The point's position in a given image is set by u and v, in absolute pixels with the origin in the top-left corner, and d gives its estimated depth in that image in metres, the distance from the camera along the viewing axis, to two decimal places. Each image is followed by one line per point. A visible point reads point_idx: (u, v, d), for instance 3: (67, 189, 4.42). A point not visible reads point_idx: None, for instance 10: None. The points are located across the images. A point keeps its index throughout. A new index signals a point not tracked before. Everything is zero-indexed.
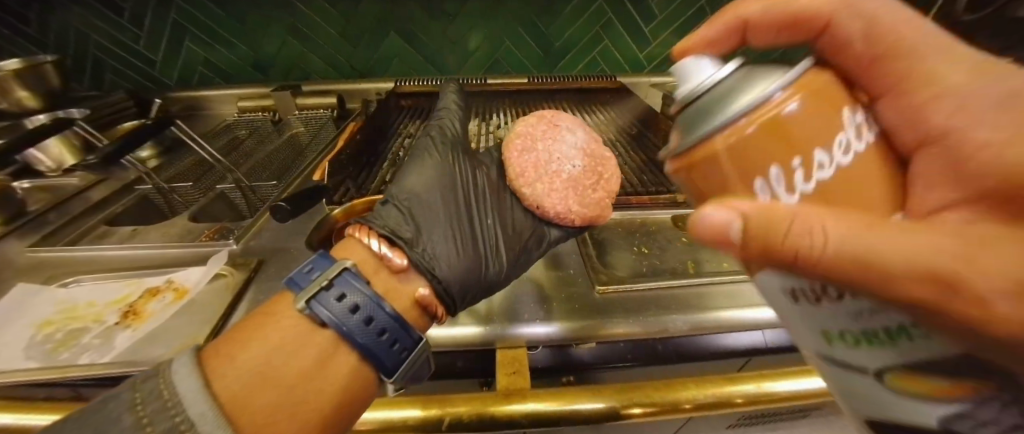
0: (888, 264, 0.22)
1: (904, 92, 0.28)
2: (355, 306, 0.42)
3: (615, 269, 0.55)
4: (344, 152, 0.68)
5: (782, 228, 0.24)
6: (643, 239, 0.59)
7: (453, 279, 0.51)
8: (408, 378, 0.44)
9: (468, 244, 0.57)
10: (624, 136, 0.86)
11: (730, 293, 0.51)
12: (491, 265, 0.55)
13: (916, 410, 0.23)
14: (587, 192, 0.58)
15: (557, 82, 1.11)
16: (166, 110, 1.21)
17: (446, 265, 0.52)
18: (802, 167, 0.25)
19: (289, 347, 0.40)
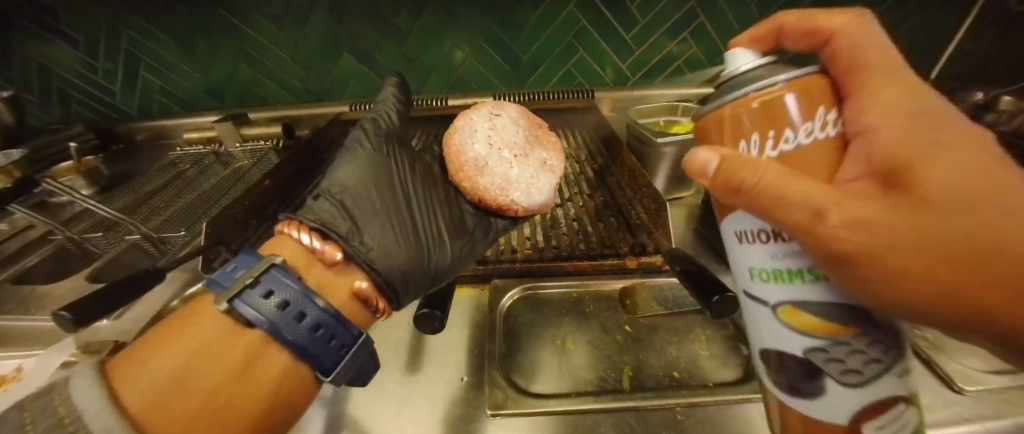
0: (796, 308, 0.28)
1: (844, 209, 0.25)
2: (284, 303, 0.36)
3: (524, 378, 0.45)
4: (241, 204, 0.58)
5: (748, 176, 0.27)
6: (574, 326, 0.50)
7: (396, 271, 0.45)
8: (348, 376, 0.39)
9: (411, 231, 0.50)
10: (589, 171, 0.71)
11: (665, 422, 0.40)
12: (433, 252, 0.50)
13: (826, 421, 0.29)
14: (533, 180, 0.54)
15: (525, 102, 0.98)
16: (129, 140, 1.13)
17: (385, 255, 0.45)
18: (780, 122, 0.27)
19: (208, 353, 0.34)
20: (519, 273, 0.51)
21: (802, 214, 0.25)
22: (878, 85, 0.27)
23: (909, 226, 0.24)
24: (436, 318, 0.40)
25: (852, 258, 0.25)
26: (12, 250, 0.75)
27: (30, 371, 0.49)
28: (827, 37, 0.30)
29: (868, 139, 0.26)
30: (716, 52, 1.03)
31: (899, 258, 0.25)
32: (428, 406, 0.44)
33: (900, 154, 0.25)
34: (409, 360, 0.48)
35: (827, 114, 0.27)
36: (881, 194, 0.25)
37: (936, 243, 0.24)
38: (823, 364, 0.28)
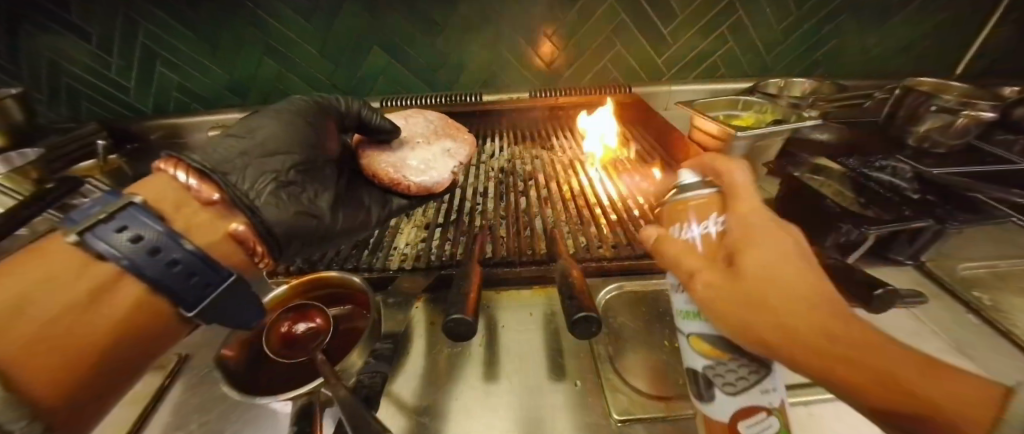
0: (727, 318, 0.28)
1: (748, 249, 0.28)
2: (139, 237, 0.29)
3: (638, 380, 0.39)
4: None
5: (671, 248, 0.32)
6: (676, 326, 0.44)
7: (284, 223, 0.41)
8: (220, 318, 0.34)
9: (314, 187, 0.47)
10: (648, 166, 0.70)
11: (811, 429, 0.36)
12: (325, 213, 0.46)
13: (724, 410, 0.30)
14: (428, 165, 0.61)
15: (564, 97, 0.96)
16: (144, 140, 1.08)
17: (275, 206, 0.41)
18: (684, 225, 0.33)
19: (53, 285, 0.27)
20: (609, 272, 0.48)
21: (682, 272, 0.30)
22: (748, 203, 0.30)
23: (748, 297, 0.27)
24: (597, 320, 0.28)
25: (722, 310, 0.28)
26: None
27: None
28: (722, 169, 0.32)
29: (735, 233, 0.30)
30: (752, 47, 1.02)
31: (741, 308, 0.27)
32: (536, 419, 0.36)
33: (749, 242, 0.29)
34: (496, 366, 0.42)
35: (714, 217, 0.31)
36: (734, 273, 0.28)
37: (794, 305, 0.26)
38: (713, 379, 0.30)
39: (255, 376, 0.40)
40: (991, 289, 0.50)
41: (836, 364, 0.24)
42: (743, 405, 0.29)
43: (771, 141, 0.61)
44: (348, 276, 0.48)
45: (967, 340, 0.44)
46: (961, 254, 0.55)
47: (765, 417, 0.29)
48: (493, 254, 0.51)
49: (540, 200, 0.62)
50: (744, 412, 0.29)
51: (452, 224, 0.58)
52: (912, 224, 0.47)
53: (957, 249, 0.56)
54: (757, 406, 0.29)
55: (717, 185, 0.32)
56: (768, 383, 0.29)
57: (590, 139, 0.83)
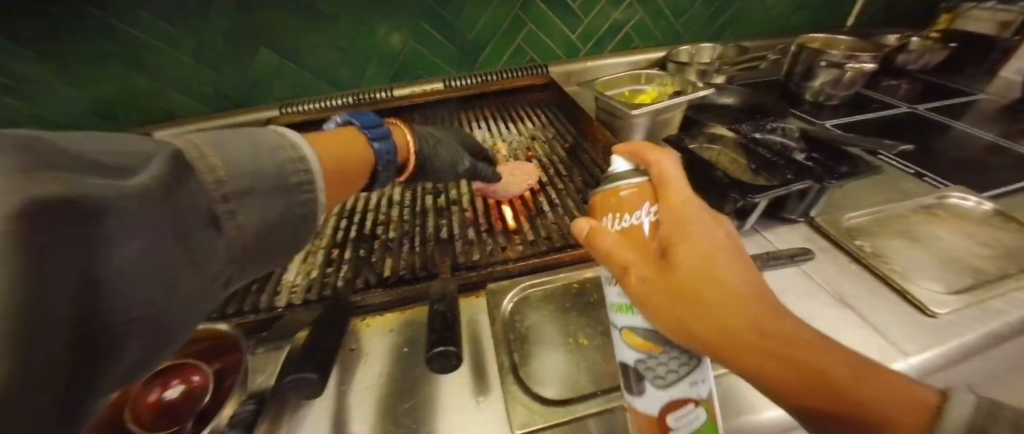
0: (657, 312, 0.28)
1: (686, 243, 0.30)
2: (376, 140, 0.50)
3: (542, 385, 0.37)
4: None
5: (600, 241, 0.32)
6: (584, 319, 0.43)
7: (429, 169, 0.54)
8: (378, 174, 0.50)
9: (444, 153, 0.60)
10: (561, 151, 0.68)
11: None
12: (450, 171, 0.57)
13: (655, 394, 0.30)
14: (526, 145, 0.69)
15: (479, 84, 0.91)
16: None
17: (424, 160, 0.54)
18: (626, 220, 0.32)
19: (351, 155, 0.44)
20: (514, 273, 0.46)
21: (617, 268, 0.30)
22: (679, 203, 0.32)
23: (685, 292, 0.28)
24: (456, 353, 0.26)
25: (654, 302, 0.28)
26: None
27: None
28: (653, 160, 0.34)
29: (671, 231, 0.31)
30: (661, 14, 1.03)
31: (678, 303, 0.28)
32: None
33: (685, 237, 0.30)
34: (394, 397, 0.37)
35: (646, 207, 0.32)
36: (672, 268, 0.29)
37: (725, 300, 0.27)
38: (644, 373, 0.30)
39: None
40: (869, 234, 0.54)
41: (765, 361, 0.26)
42: (675, 396, 0.29)
43: (669, 114, 0.61)
44: (225, 323, 0.43)
45: (849, 288, 0.47)
46: (843, 204, 0.59)
47: (692, 408, 0.30)
48: (393, 271, 0.47)
49: (449, 202, 0.59)
50: (674, 404, 0.29)
51: (352, 242, 0.53)
52: (793, 185, 0.48)
53: (841, 200, 0.60)
54: (687, 398, 0.29)
55: (653, 176, 0.33)
56: (698, 377, 0.30)
57: (506, 126, 0.80)
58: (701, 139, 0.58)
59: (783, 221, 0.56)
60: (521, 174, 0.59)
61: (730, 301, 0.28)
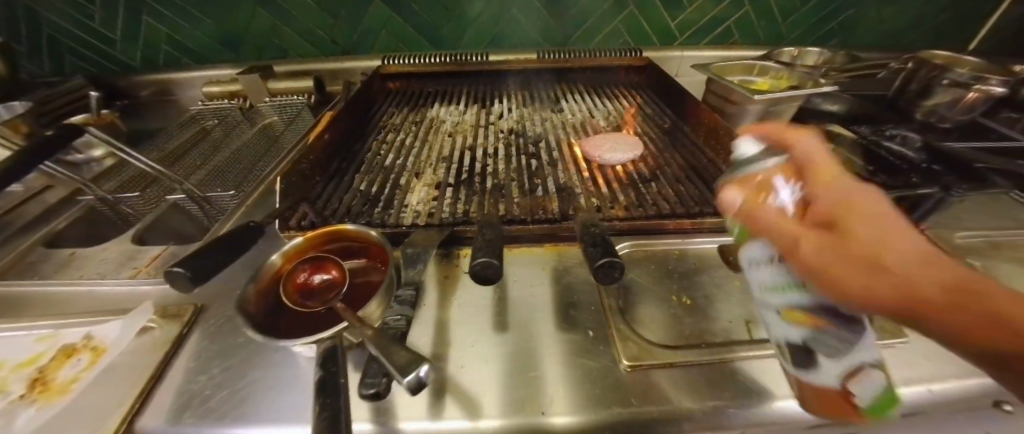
0: (843, 288, 0.22)
1: (861, 213, 0.23)
2: None
3: (648, 331, 0.40)
4: (307, 159, 0.56)
5: (754, 217, 0.25)
6: (684, 282, 0.45)
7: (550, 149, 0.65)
8: None
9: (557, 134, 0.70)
10: (659, 131, 0.69)
11: None
12: (563, 147, 0.66)
13: (829, 369, 0.26)
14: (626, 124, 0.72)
15: (573, 59, 0.93)
16: (137, 95, 1.03)
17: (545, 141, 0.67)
18: (767, 193, 0.26)
19: None
20: (620, 232, 0.49)
21: (783, 241, 0.24)
22: (831, 175, 0.26)
23: (866, 257, 0.22)
24: (620, 266, 0.29)
25: (837, 277, 0.22)
26: (37, 212, 0.68)
27: (100, 343, 0.45)
28: (791, 140, 0.29)
29: (826, 204, 0.24)
30: (768, 13, 0.99)
31: (864, 269, 0.22)
32: (539, 361, 0.39)
33: (853, 206, 0.24)
34: (501, 318, 0.43)
35: (792, 184, 0.26)
36: (842, 236, 0.23)
37: (915, 264, 0.21)
38: (815, 344, 0.26)
39: (274, 325, 0.40)
40: (985, 256, 0.51)
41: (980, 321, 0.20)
42: (854, 366, 0.24)
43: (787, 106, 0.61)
44: (363, 230, 0.48)
45: None
46: (959, 222, 0.56)
47: (874, 372, 0.25)
48: (506, 212, 0.52)
49: (550, 163, 0.61)
50: (853, 373, 0.25)
51: (463, 184, 0.58)
52: (918, 191, 0.47)
53: (956, 218, 0.57)
54: (866, 364, 0.24)
55: (783, 155, 0.28)
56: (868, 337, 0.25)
57: (600, 102, 0.82)
58: (815, 135, 0.58)
59: None
60: (627, 143, 0.61)
61: (940, 268, 0.21)
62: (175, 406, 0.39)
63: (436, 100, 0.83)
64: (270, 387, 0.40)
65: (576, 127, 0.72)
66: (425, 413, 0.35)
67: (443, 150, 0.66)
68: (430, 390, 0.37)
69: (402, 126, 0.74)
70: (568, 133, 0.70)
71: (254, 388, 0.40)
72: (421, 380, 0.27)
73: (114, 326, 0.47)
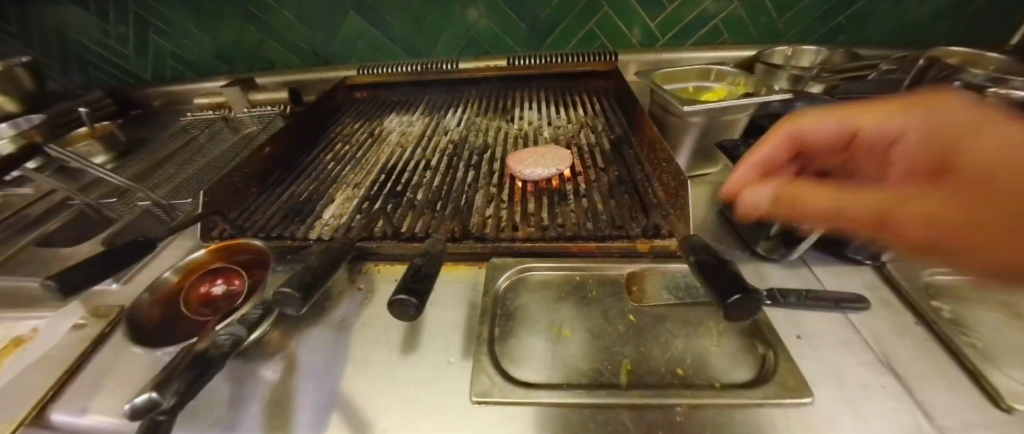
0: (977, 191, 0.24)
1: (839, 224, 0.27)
2: None
3: (516, 365, 0.37)
4: (239, 171, 0.58)
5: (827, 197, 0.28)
6: (576, 311, 0.41)
7: (483, 161, 0.63)
8: None
9: (498, 144, 0.67)
10: (605, 142, 0.65)
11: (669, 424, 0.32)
12: (498, 158, 0.63)
13: None
14: (574, 134, 0.69)
15: (540, 65, 0.90)
16: (148, 105, 1.13)
17: (482, 152, 0.65)
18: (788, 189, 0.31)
19: None
20: (520, 253, 0.46)
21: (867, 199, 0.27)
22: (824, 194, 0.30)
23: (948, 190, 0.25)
24: (415, 304, 0.27)
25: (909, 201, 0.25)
26: (38, 214, 0.77)
27: (38, 338, 0.50)
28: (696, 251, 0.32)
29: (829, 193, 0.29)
30: (760, 10, 0.91)
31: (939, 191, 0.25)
32: (409, 386, 0.38)
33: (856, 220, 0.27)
34: (399, 337, 0.44)
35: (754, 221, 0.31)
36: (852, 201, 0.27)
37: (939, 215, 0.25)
38: None
39: (163, 333, 0.42)
40: (947, 299, 0.44)
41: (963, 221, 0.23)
42: None
43: (735, 116, 0.55)
44: (266, 243, 0.50)
45: (903, 352, 0.38)
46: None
47: None
48: (411, 228, 0.51)
49: (477, 176, 0.59)
50: None
51: (384, 197, 0.58)
52: None
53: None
54: None
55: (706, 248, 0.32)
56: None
57: (558, 109, 0.79)
58: None
59: (844, 260, 0.48)
60: (553, 157, 0.57)
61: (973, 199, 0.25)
62: (81, 399, 0.43)
63: (395, 109, 0.84)
64: None
65: (521, 136, 0.69)
66: (292, 430, 0.37)
67: (380, 161, 0.66)
68: (305, 406, 0.39)
69: (353, 136, 0.75)
70: (510, 143, 0.67)
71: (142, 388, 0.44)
72: (150, 401, 0.27)
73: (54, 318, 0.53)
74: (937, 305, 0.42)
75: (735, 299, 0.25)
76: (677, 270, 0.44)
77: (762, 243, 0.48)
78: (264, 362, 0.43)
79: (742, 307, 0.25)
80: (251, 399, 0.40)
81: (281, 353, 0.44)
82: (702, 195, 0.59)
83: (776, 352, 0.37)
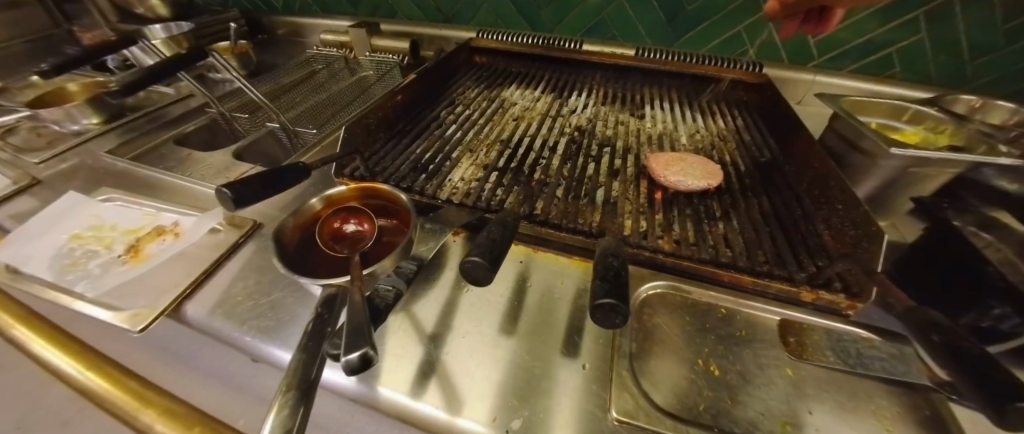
0: None
1: None
2: None
3: (654, 389, 0.34)
4: (374, 115, 0.59)
5: None
6: (719, 348, 0.37)
7: (613, 157, 0.59)
8: None
9: (628, 141, 0.63)
10: (751, 164, 0.58)
11: None
12: (629, 156, 0.59)
13: None
14: (712, 147, 0.62)
15: (674, 62, 0.83)
16: (274, 32, 1.18)
17: (612, 146, 0.61)
18: None
19: None
20: (660, 267, 0.42)
21: None
22: None
23: None
24: (623, 312, 0.24)
25: None
26: (178, 114, 0.84)
27: (179, 234, 0.54)
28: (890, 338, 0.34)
29: None
30: (952, 47, 0.77)
31: None
32: (528, 378, 0.37)
33: None
34: (511, 321, 0.42)
35: None
36: None
37: None
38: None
39: (302, 259, 0.43)
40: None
41: None
42: None
43: (937, 170, 0.46)
44: (398, 194, 0.49)
45: None
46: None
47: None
48: (541, 212, 0.48)
49: (608, 171, 0.55)
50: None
51: (510, 172, 0.56)
52: None
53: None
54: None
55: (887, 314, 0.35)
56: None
57: (691, 114, 0.72)
58: (969, 219, 0.44)
59: None
60: (701, 169, 0.52)
61: None
62: (215, 302, 0.47)
63: (514, 81, 0.81)
64: (286, 310, 0.45)
65: (652, 136, 0.64)
66: (412, 391, 0.36)
67: (503, 133, 0.64)
68: (419, 368, 0.38)
69: (473, 101, 0.73)
70: (640, 142, 0.62)
71: (275, 307, 0.46)
72: (366, 360, 0.25)
73: (191, 219, 0.57)
74: None
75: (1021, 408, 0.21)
76: (844, 333, 0.38)
77: None
78: None
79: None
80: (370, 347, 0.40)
81: (398, 307, 0.44)
82: None
83: None
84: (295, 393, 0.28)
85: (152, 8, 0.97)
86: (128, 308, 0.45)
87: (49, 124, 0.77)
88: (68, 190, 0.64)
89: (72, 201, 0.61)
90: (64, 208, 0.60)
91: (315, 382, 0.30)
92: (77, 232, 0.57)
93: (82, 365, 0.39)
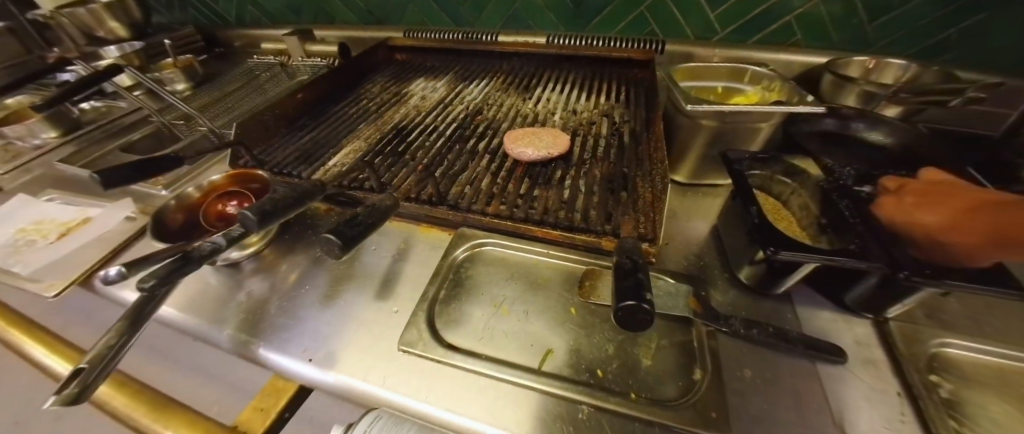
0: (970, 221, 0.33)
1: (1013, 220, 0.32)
2: None
3: (447, 326, 0.39)
4: (270, 111, 0.65)
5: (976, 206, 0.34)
6: (519, 292, 0.42)
7: (486, 136, 0.63)
8: None
9: (507, 120, 0.67)
10: (615, 134, 0.62)
11: (559, 413, 0.33)
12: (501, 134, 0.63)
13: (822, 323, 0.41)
14: (587, 121, 0.66)
15: (578, 46, 0.87)
16: (230, 45, 1.27)
17: (490, 126, 0.66)
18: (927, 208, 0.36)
19: None
20: (487, 228, 0.47)
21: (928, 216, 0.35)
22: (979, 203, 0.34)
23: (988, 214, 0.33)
24: (336, 244, 0.30)
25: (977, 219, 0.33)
26: (129, 124, 0.93)
27: (97, 221, 0.61)
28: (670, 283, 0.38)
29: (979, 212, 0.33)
30: (846, 10, 0.78)
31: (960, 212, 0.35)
32: (351, 325, 0.42)
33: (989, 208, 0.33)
34: (354, 281, 0.47)
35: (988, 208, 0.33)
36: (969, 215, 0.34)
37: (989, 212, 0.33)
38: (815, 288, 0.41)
39: (181, 234, 0.50)
40: (946, 375, 0.38)
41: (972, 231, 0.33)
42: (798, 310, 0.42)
43: (756, 125, 0.49)
44: (273, 177, 0.56)
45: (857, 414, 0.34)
46: (948, 323, 0.41)
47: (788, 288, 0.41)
48: (399, 186, 0.54)
49: (475, 148, 0.60)
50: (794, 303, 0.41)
51: (385, 153, 0.61)
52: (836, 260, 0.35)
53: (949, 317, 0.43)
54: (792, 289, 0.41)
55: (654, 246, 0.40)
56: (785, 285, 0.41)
57: (582, 93, 0.76)
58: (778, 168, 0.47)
59: (840, 307, 0.42)
60: (551, 140, 0.56)
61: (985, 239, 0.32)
62: None
63: (425, 74, 0.86)
64: None
65: (532, 115, 0.68)
66: (252, 340, 0.42)
67: (394, 121, 0.69)
68: (265, 321, 0.44)
69: (380, 94, 0.79)
70: (518, 121, 0.67)
71: None
72: (122, 274, 0.31)
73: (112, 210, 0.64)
74: (926, 375, 0.37)
75: (626, 305, 0.24)
76: None
77: (745, 269, 0.43)
78: (256, 275, 0.50)
79: (632, 315, 0.25)
80: (230, 306, 0.46)
81: (266, 273, 0.50)
82: (704, 205, 0.55)
83: (710, 383, 0.34)
84: (123, 324, 0.34)
85: (110, 30, 1.06)
86: (46, 280, 0.53)
87: (14, 140, 0.86)
88: (20, 194, 0.72)
89: (20, 202, 0.70)
90: (12, 209, 0.68)
91: (147, 317, 0.36)
92: (20, 226, 0.65)
93: (7, 324, 0.47)
